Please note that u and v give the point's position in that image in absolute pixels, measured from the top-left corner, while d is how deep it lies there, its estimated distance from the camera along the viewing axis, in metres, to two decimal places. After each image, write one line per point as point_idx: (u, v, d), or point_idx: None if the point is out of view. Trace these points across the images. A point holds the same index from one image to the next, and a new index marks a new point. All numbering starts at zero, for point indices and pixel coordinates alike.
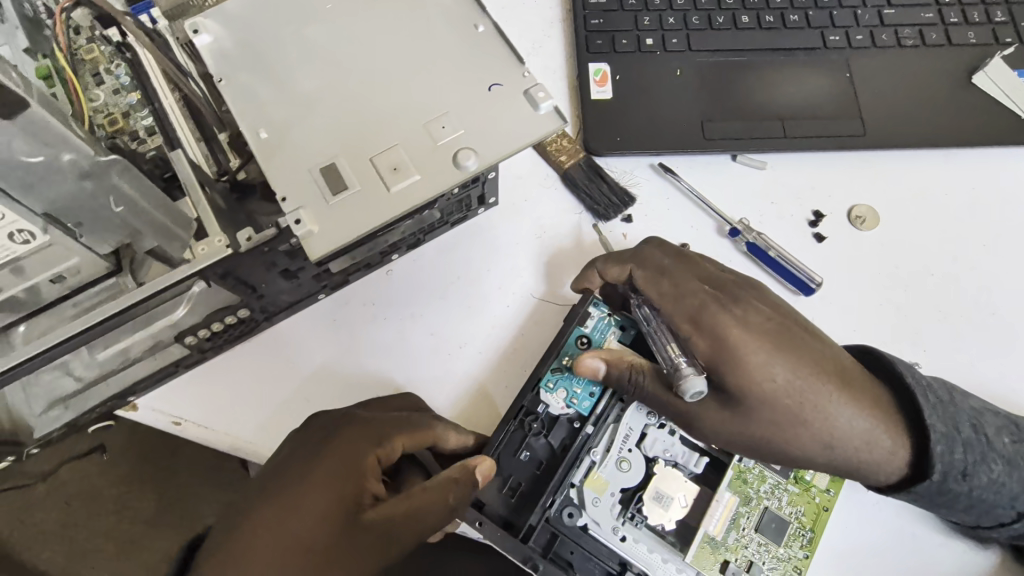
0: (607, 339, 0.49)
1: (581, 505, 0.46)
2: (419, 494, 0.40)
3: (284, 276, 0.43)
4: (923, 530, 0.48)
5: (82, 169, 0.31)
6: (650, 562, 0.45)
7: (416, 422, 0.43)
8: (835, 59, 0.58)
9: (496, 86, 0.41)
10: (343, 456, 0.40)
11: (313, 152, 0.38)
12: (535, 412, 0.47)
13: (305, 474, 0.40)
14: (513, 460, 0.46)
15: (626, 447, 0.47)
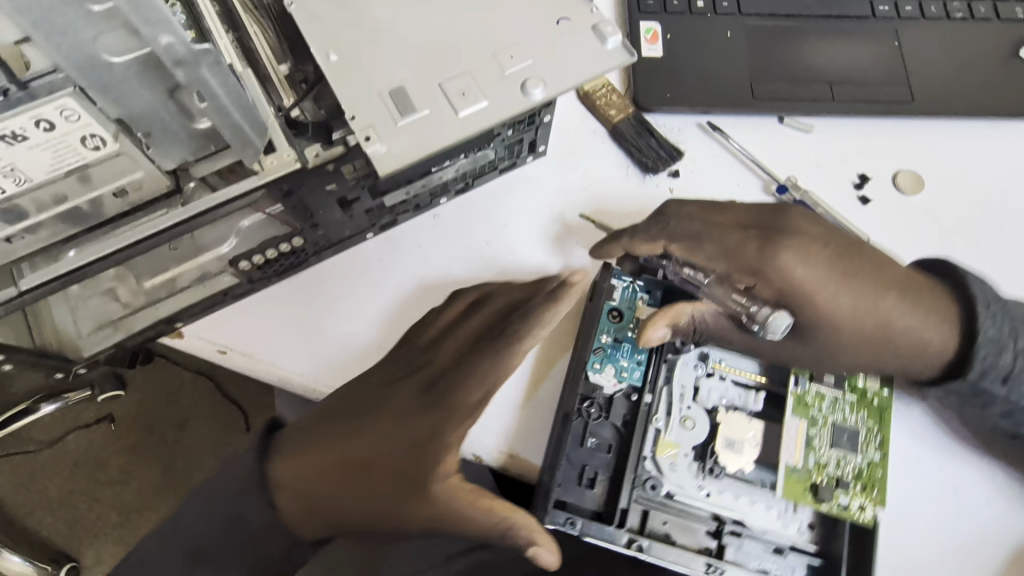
0: (639, 304, 0.46)
1: (660, 474, 0.42)
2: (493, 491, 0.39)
3: (341, 205, 0.43)
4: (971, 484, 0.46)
5: (162, 71, 0.34)
6: (742, 509, 0.43)
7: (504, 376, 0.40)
8: (880, 28, 0.56)
9: (564, 19, 0.39)
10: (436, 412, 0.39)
11: (380, 74, 0.38)
12: (590, 397, 0.44)
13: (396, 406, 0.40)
14: (581, 450, 0.43)
15: (685, 405, 0.44)
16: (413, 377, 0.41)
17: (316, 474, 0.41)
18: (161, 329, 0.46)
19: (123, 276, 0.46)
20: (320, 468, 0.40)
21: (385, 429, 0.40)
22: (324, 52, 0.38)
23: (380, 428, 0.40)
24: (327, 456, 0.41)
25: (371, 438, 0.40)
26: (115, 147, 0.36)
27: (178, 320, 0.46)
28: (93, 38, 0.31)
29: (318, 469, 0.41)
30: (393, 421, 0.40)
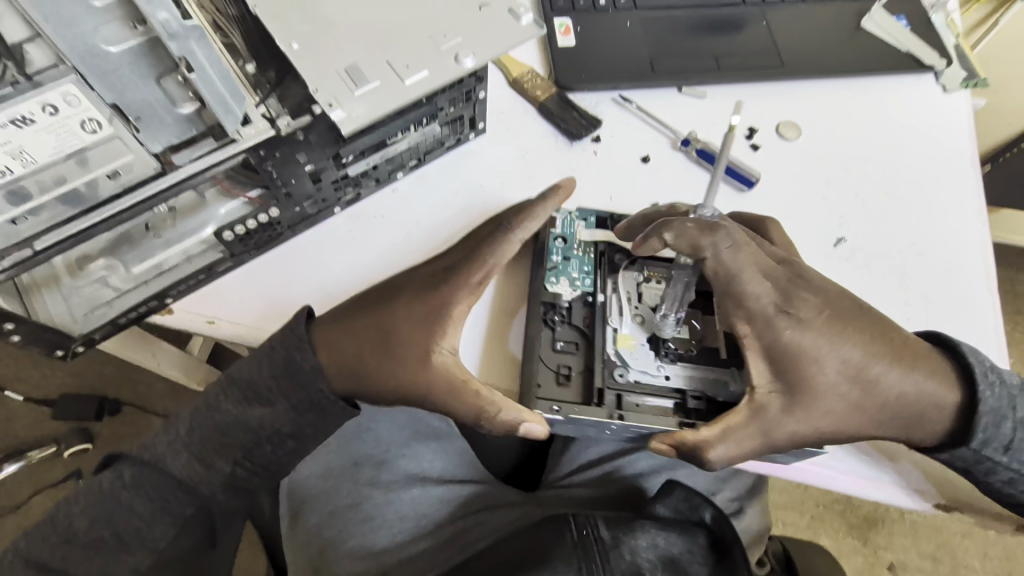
0: (576, 231, 0.55)
1: (624, 363, 0.49)
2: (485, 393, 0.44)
3: (311, 176, 0.50)
4: None
5: (152, 58, 0.40)
6: (702, 381, 0.49)
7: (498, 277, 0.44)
8: (751, 13, 0.68)
9: (485, 6, 0.48)
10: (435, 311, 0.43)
11: (337, 57, 0.46)
12: (553, 306, 0.52)
13: (397, 306, 0.44)
14: (551, 351, 0.50)
15: (634, 305, 0.51)
16: (428, 271, 0.46)
17: (332, 355, 0.44)
18: (153, 305, 0.51)
19: (112, 266, 0.51)
20: (337, 347, 0.44)
21: (403, 313, 0.44)
22: (286, 42, 0.46)
23: (397, 314, 0.44)
24: (344, 338, 0.44)
25: (388, 321, 0.44)
26: (110, 129, 0.42)
27: (168, 297, 0.51)
28: (95, 29, 0.38)
29: (335, 350, 0.44)
30: (409, 307, 0.44)
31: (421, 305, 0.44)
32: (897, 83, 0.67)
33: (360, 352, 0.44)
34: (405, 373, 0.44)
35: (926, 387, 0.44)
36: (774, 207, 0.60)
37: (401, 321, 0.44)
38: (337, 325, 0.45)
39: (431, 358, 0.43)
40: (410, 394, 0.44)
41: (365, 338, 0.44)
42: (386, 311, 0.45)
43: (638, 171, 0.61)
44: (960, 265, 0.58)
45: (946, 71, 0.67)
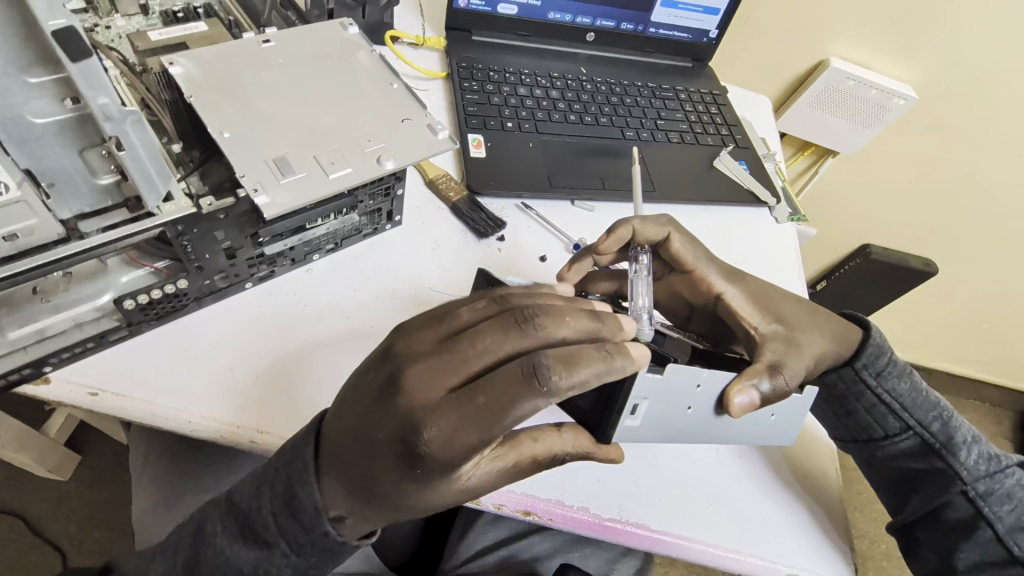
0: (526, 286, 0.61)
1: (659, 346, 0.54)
2: (539, 446, 0.44)
3: (226, 252, 0.52)
4: (724, 449, 0.60)
5: (80, 132, 0.42)
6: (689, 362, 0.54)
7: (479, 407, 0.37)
8: (629, 146, 0.83)
9: (407, 119, 0.56)
10: (440, 468, 0.38)
11: (267, 149, 0.50)
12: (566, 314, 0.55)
13: (398, 482, 0.39)
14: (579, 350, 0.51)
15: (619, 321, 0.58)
16: (390, 439, 0.39)
17: (357, 526, 0.42)
18: (27, 373, 0.48)
19: None
20: (369, 518, 0.41)
21: (423, 484, 0.39)
22: (219, 131, 0.50)
23: (414, 480, 0.39)
24: (371, 511, 0.41)
25: (411, 492, 0.39)
26: (17, 193, 0.42)
27: (47, 364, 0.49)
28: (25, 102, 0.39)
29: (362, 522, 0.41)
30: (425, 480, 0.39)
31: (417, 474, 0.39)
32: (741, 213, 0.83)
33: (393, 513, 0.41)
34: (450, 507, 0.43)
35: (824, 320, 0.60)
36: None
37: (412, 486, 0.39)
38: (360, 504, 0.41)
39: (473, 483, 0.40)
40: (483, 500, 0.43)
41: (396, 507, 0.40)
42: (394, 497, 0.40)
43: (538, 271, 0.69)
44: None
45: (777, 207, 0.85)
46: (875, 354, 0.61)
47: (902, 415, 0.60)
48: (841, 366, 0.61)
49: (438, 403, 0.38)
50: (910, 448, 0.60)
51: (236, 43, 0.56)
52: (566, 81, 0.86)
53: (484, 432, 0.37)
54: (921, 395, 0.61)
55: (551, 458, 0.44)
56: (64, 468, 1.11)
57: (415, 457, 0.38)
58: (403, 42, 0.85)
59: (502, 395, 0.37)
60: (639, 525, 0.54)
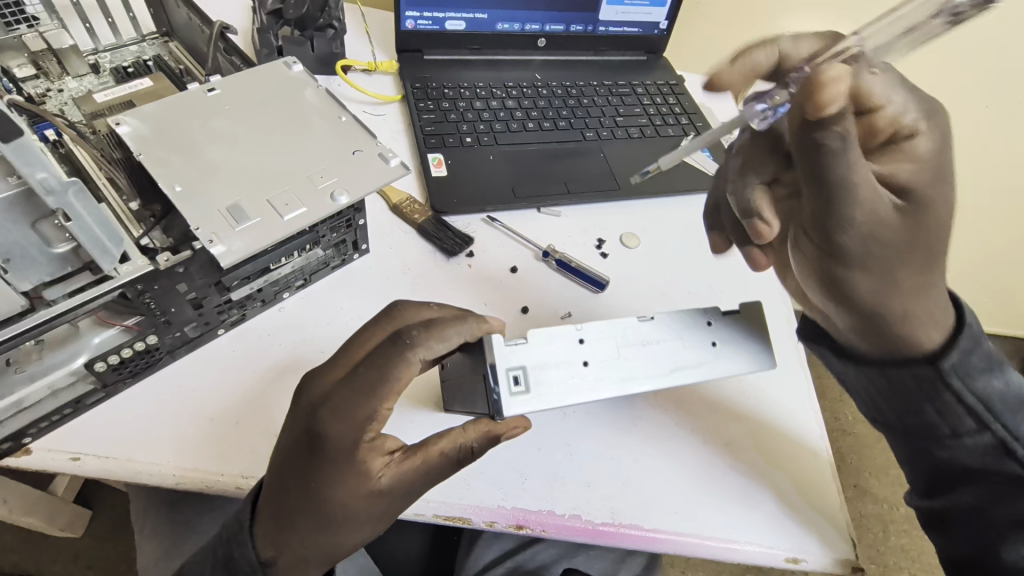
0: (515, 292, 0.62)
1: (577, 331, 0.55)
2: (441, 440, 0.47)
3: (192, 303, 0.53)
4: (715, 445, 0.61)
5: (28, 206, 0.43)
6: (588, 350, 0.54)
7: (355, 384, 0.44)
8: (590, 147, 0.83)
9: (358, 151, 0.56)
10: (338, 457, 0.44)
11: (219, 198, 0.50)
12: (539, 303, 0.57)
13: (311, 485, 0.45)
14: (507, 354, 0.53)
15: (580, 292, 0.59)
16: (294, 439, 0.46)
17: (293, 561, 0.47)
18: (8, 446, 0.49)
19: None
20: (301, 554, 0.47)
21: (329, 497, 0.45)
22: (170, 185, 0.50)
23: (319, 498, 0.45)
24: (298, 543, 0.46)
25: (326, 507, 0.45)
26: None
27: (26, 436, 0.49)
28: None
29: (299, 558, 0.47)
30: (322, 485, 0.45)
31: (325, 472, 0.44)
32: None
33: (324, 540, 0.46)
34: (380, 519, 0.47)
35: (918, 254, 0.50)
36: (623, 305, 0.70)
37: (327, 488, 0.45)
38: (290, 520, 0.46)
39: (379, 478, 0.45)
40: (401, 502, 0.47)
41: (319, 514, 0.45)
42: (313, 503, 0.45)
43: (512, 281, 0.69)
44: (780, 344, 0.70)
45: None
46: (967, 341, 0.50)
47: (983, 415, 0.51)
48: (920, 364, 0.51)
49: (325, 395, 0.45)
50: (985, 451, 0.51)
51: (182, 96, 0.57)
52: (521, 89, 0.87)
53: (354, 421, 0.44)
54: (1011, 394, 0.51)
55: (460, 450, 0.47)
56: (76, 525, 1.11)
57: (316, 452, 0.44)
58: (356, 70, 0.85)
59: (358, 385, 0.44)
60: (630, 526, 0.54)
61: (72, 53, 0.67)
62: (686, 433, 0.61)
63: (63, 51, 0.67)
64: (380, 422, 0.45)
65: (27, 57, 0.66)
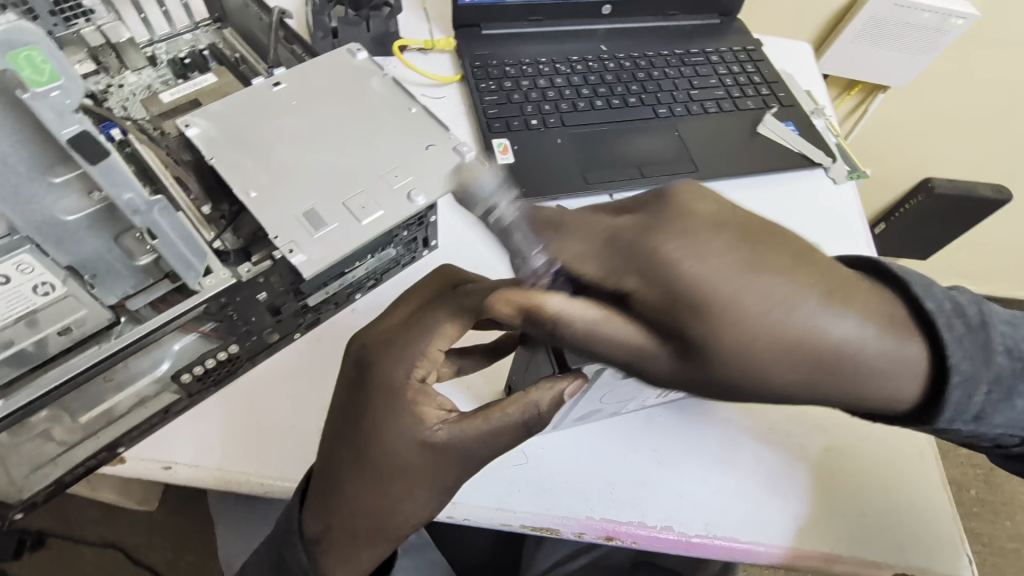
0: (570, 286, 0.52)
1: None
2: (497, 407, 0.40)
3: (270, 310, 0.51)
4: (814, 455, 0.57)
5: (111, 221, 0.42)
6: None
7: (410, 326, 0.40)
8: (663, 124, 0.77)
9: (431, 145, 0.53)
10: (389, 406, 0.38)
11: (294, 203, 0.48)
12: None
13: (364, 442, 0.39)
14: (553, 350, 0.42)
15: None
16: (349, 384, 0.41)
17: (345, 540, 0.40)
18: (103, 457, 0.49)
19: (58, 416, 0.48)
20: (353, 529, 0.40)
21: (383, 452, 0.38)
22: (245, 191, 0.48)
23: (370, 454, 0.38)
24: (348, 512, 0.39)
25: (380, 465, 0.38)
26: (64, 289, 0.42)
27: (120, 446, 0.50)
28: (55, 202, 0.38)
29: (351, 533, 0.40)
30: (372, 441, 0.38)
31: (376, 427, 0.38)
32: (795, 178, 0.77)
33: (381, 511, 0.39)
34: (443, 484, 0.40)
35: (864, 278, 0.39)
36: None
37: (378, 448, 0.38)
38: (339, 488, 0.39)
39: (434, 442, 0.39)
40: (457, 475, 0.40)
41: (372, 480, 0.39)
42: (364, 461, 0.39)
43: None
44: None
45: (834, 166, 0.78)
46: (1004, 367, 0.42)
47: None
48: (913, 427, 0.41)
49: (380, 342, 0.40)
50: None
51: (247, 93, 0.55)
52: (586, 63, 0.81)
53: (404, 358, 0.39)
54: None
55: (526, 410, 0.39)
56: (154, 500, 1.14)
57: (370, 398, 0.39)
58: (412, 49, 0.81)
59: (411, 322, 0.40)
60: (728, 538, 0.52)
61: (129, 45, 0.66)
62: (779, 439, 0.57)
63: (120, 43, 0.66)
64: (428, 363, 0.40)
65: (87, 53, 0.65)
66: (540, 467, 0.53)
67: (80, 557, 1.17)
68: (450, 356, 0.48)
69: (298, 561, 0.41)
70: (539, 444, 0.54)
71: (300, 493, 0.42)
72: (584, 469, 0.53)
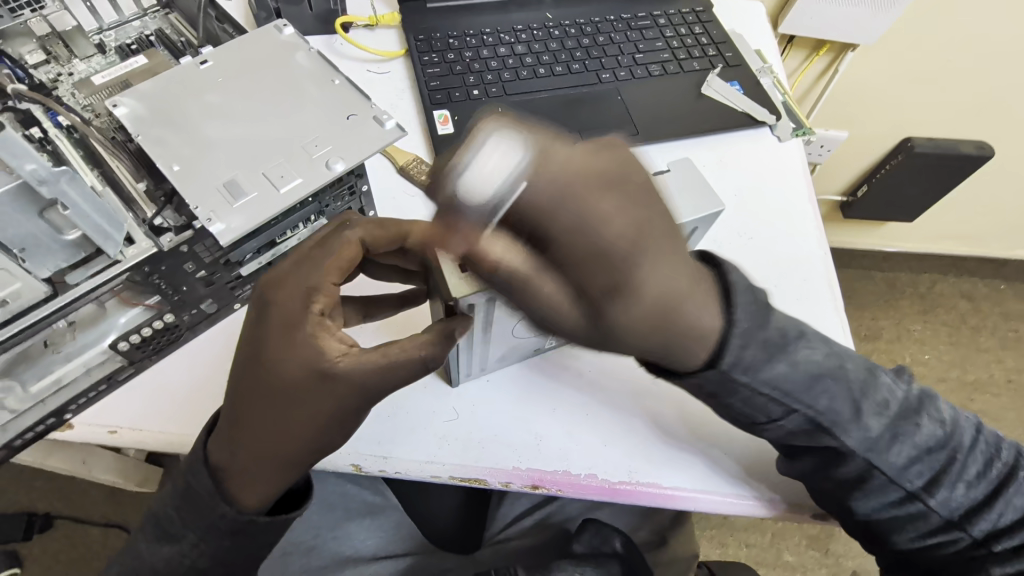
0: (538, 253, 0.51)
1: None
2: (397, 347, 0.41)
3: (204, 280, 0.53)
4: None
5: (32, 196, 0.44)
6: None
7: (305, 263, 0.42)
8: (607, 89, 0.78)
9: (352, 115, 0.54)
10: (287, 338, 0.41)
11: (216, 175, 0.50)
12: None
13: (263, 371, 0.41)
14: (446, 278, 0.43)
15: None
16: (252, 323, 0.42)
17: (247, 468, 0.42)
18: (52, 422, 0.53)
19: (9, 387, 0.51)
20: (255, 456, 0.42)
21: (282, 377, 0.41)
22: (169, 165, 0.50)
23: (268, 382, 0.41)
24: (249, 440, 0.42)
25: (275, 390, 0.41)
26: None
27: (67, 412, 0.53)
28: None
29: (253, 460, 0.42)
30: (268, 368, 0.41)
31: (275, 356, 0.41)
32: (739, 138, 0.77)
33: (277, 438, 0.41)
34: (347, 416, 0.42)
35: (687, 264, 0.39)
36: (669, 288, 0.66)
37: (276, 376, 0.41)
38: (244, 418, 0.42)
39: (330, 372, 0.40)
40: (356, 406, 0.41)
41: (271, 405, 0.41)
42: (263, 387, 0.41)
43: None
44: (806, 288, 0.68)
45: (779, 124, 0.78)
46: (739, 325, 0.44)
47: (785, 401, 0.48)
48: (704, 371, 0.45)
49: (277, 279, 0.42)
50: (796, 429, 0.49)
51: (175, 71, 0.56)
52: (531, 32, 0.81)
53: (302, 291, 0.41)
54: (802, 369, 0.47)
55: (424, 351, 0.41)
56: (150, 481, 1.18)
57: (268, 332, 0.41)
58: (357, 26, 0.81)
59: (308, 257, 0.43)
60: (650, 484, 0.54)
61: (76, 33, 0.68)
62: None
63: (68, 32, 0.68)
64: (326, 296, 0.42)
65: (36, 43, 0.67)
66: (470, 421, 0.55)
67: (83, 538, 1.22)
68: (361, 302, 0.51)
69: (206, 488, 0.43)
70: (471, 403, 0.56)
71: (205, 431, 0.45)
72: (513, 421, 0.55)
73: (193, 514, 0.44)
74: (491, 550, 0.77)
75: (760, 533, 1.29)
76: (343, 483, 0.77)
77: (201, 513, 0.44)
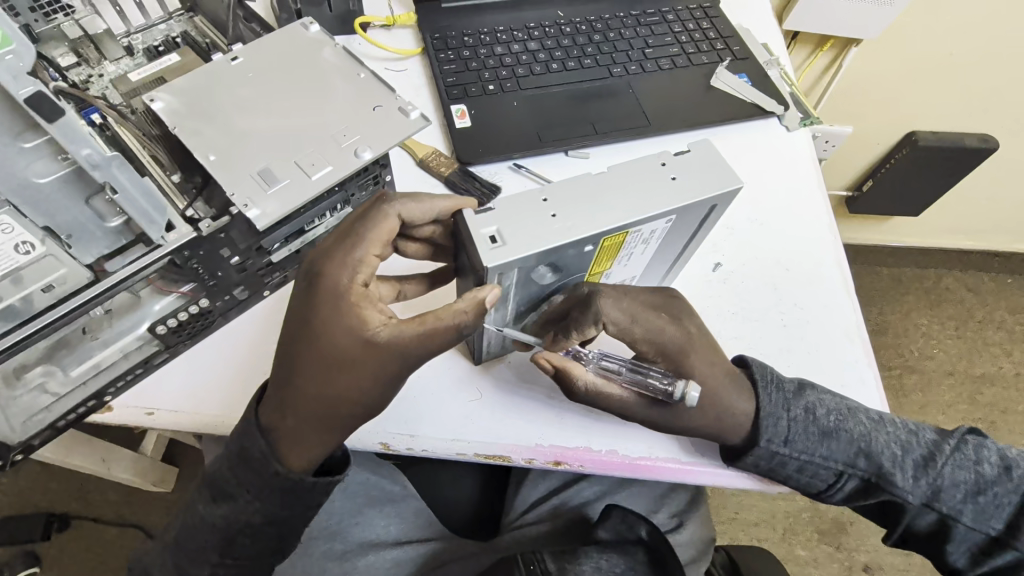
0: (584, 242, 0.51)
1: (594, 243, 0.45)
2: (433, 317, 0.43)
3: (238, 265, 0.56)
4: None
5: (80, 183, 0.46)
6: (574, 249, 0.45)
7: (349, 239, 0.45)
8: (619, 83, 0.80)
9: (379, 106, 0.56)
10: (332, 307, 0.44)
11: (251, 163, 0.52)
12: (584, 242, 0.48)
13: (310, 340, 0.44)
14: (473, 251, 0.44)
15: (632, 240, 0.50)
16: (300, 296, 0.46)
17: (295, 429, 0.45)
18: (92, 405, 0.54)
19: (51, 372, 0.54)
20: (302, 419, 0.45)
21: (328, 344, 0.44)
22: (205, 155, 0.53)
23: (315, 349, 0.44)
24: (298, 403, 0.45)
25: (321, 356, 0.44)
26: (42, 248, 0.46)
27: (106, 395, 0.55)
28: (26, 165, 0.43)
29: (302, 424, 0.45)
30: (315, 336, 0.44)
31: (321, 325, 0.44)
32: (748, 128, 0.79)
33: (322, 401, 0.44)
34: (386, 383, 0.44)
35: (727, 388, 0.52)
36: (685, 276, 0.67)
37: (322, 343, 0.44)
38: (292, 382, 0.45)
39: (371, 339, 0.43)
40: (393, 373, 0.44)
41: (318, 371, 0.44)
42: (311, 354, 0.44)
43: None
44: (821, 272, 0.68)
45: (787, 114, 0.80)
46: (776, 404, 0.53)
47: (836, 467, 0.55)
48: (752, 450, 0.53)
49: (325, 255, 0.46)
50: (853, 489, 0.56)
51: (208, 67, 0.58)
52: (543, 30, 0.83)
53: (345, 264, 0.44)
54: (844, 438, 0.54)
55: (457, 319, 0.42)
56: (168, 478, 1.20)
57: (315, 302, 0.44)
58: (375, 26, 0.84)
59: (351, 233, 0.46)
60: (675, 461, 0.55)
61: (106, 37, 0.71)
62: None
63: (98, 35, 0.70)
64: (367, 269, 0.45)
65: (67, 46, 0.69)
66: (495, 400, 0.57)
67: (102, 536, 1.24)
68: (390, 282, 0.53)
69: (258, 448, 0.46)
70: (495, 383, 0.57)
71: (256, 398, 0.48)
72: (537, 400, 0.57)
73: (245, 474, 0.47)
74: (512, 535, 0.76)
75: (772, 527, 1.29)
76: (365, 471, 0.78)
77: (252, 474, 0.47)
